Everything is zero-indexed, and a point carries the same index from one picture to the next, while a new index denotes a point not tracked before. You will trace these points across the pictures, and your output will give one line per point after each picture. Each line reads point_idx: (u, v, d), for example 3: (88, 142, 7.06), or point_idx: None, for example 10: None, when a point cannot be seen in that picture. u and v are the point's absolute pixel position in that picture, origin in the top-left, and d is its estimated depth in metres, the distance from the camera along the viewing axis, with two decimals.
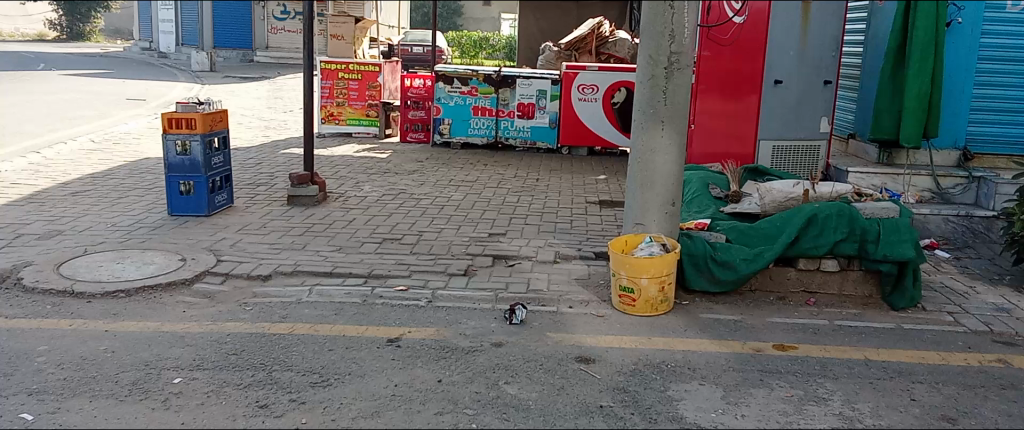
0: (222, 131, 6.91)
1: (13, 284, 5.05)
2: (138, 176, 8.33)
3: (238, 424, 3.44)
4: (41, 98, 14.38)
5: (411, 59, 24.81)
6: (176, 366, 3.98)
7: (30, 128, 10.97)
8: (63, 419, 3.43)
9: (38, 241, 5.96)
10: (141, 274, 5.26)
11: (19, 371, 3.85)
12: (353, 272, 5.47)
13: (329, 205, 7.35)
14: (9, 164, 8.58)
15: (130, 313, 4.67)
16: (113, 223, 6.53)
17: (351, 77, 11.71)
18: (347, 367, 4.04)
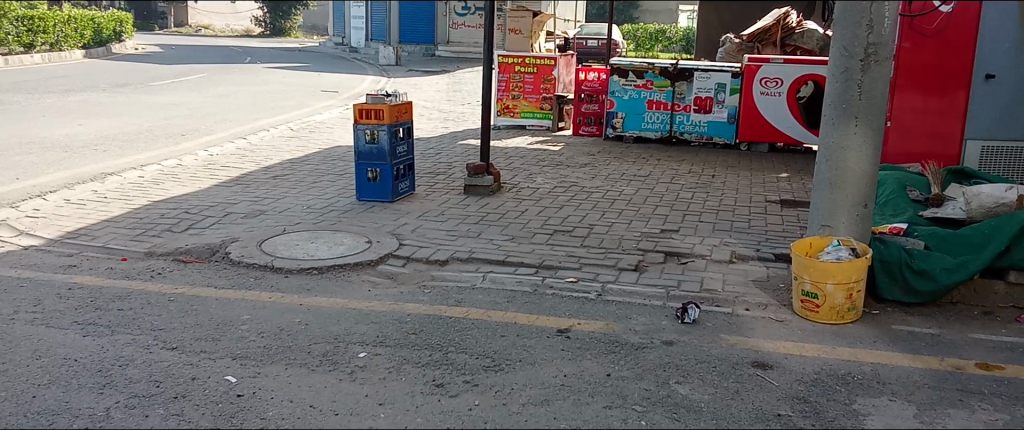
0: (406, 122, 7.26)
1: (222, 257, 5.57)
2: (330, 162, 8.93)
3: (417, 401, 3.60)
4: (247, 89, 15.74)
5: (586, 53, 24.95)
6: (361, 341, 4.23)
7: (238, 117, 12.05)
8: (261, 384, 3.73)
9: (245, 219, 6.54)
10: (331, 254, 5.64)
11: (227, 336, 4.25)
12: (525, 261, 5.57)
13: (503, 196, 7.52)
14: (220, 149, 9.48)
15: (322, 290, 5.02)
16: (308, 206, 7.03)
17: (527, 70, 11.88)
18: (518, 353, 4.12)
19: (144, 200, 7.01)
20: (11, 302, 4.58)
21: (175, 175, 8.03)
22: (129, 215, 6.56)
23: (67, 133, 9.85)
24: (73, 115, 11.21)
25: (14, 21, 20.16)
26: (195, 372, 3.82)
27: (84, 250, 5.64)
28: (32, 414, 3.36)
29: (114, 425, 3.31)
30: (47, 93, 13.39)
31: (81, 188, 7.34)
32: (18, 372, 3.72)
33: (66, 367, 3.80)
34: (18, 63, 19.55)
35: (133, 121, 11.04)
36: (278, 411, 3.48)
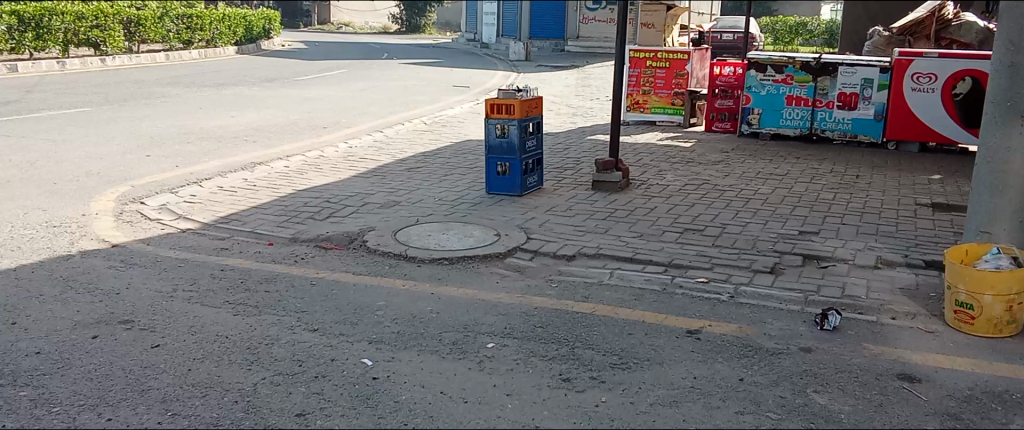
0: (537, 117, 7.29)
1: (359, 245, 5.81)
2: (462, 156, 9.12)
3: (543, 394, 3.62)
4: (384, 84, 16.32)
5: (722, 47, 24.29)
6: (490, 332, 4.30)
7: (375, 111, 12.52)
8: (395, 368, 3.86)
9: (380, 209, 6.78)
10: (462, 245, 5.76)
11: (363, 321, 4.42)
12: (654, 259, 5.48)
13: (632, 192, 7.43)
14: (359, 141, 9.88)
15: (452, 279, 5.14)
16: (440, 198, 7.21)
17: (659, 65, 11.69)
18: (647, 352, 4.06)
19: (289, 189, 7.40)
20: (170, 280, 4.95)
21: (317, 166, 8.43)
22: (275, 202, 6.95)
23: (221, 124, 10.55)
24: (227, 107, 11.98)
25: (176, 20, 21.77)
26: (333, 353, 4.00)
27: (235, 235, 6.02)
28: (188, 385, 3.60)
29: (261, 400, 3.50)
30: (205, 86, 14.40)
31: (233, 176, 7.84)
32: (176, 346, 4.00)
33: (219, 343, 4.06)
34: (179, 58, 21.14)
35: (280, 114, 11.68)
36: (410, 395, 3.59)
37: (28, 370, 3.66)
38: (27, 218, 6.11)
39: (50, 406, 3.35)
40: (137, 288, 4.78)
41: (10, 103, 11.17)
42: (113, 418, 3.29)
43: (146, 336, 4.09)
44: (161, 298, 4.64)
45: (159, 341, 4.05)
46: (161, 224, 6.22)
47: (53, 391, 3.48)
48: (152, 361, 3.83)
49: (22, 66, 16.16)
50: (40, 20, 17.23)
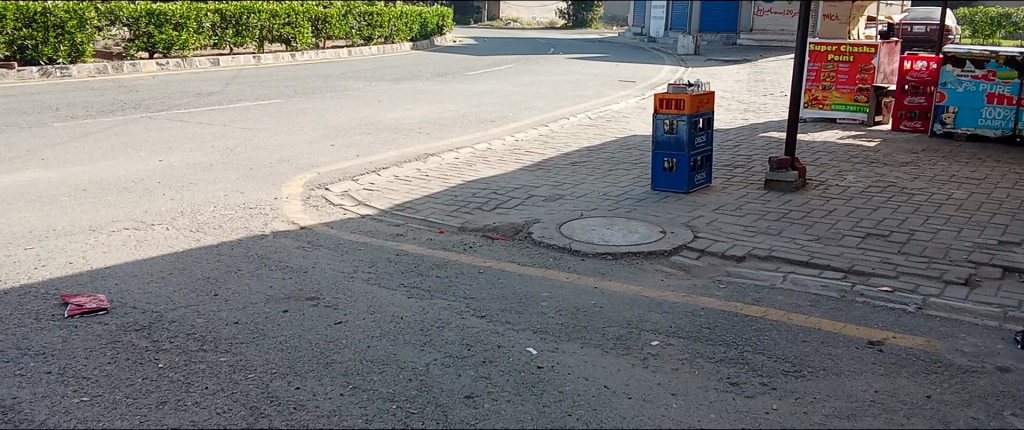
0: (707, 113, 7.11)
1: (525, 236, 5.92)
2: (627, 151, 9.07)
3: (710, 397, 3.54)
4: (551, 79, 16.50)
5: (911, 40, 22.61)
6: (655, 329, 4.26)
7: (542, 105, 12.69)
8: (560, 359, 3.91)
9: (545, 202, 6.87)
10: (627, 241, 5.73)
11: (528, 311, 4.51)
12: (832, 264, 5.21)
13: (808, 193, 7.08)
14: (525, 135, 10.07)
15: (616, 275, 5.13)
16: (605, 193, 7.21)
17: (842, 59, 11.04)
18: (822, 362, 3.87)
19: (459, 180, 7.67)
20: (351, 262, 5.27)
21: (485, 158, 8.67)
22: (446, 192, 7.23)
23: (398, 116, 11.09)
24: (402, 100, 12.57)
25: (358, 17, 23.09)
26: (500, 340, 4.11)
27: (409, 222, 6.32)
28: (366, 361, 3.83)
29: (433, 380, 3.66)
30: (382, 80, 15.21)
31: (407, 166, 8.22)
32: (356, 324, 4.27)
33: (394, 324, 4.28)
34: (359, 53, 22.42)
35: (451, 107, 12.10)
36: (575, 387, 3.62)
37: (228, 337, 4.00)
38: (228, 199, 6.70)
39: (247, 372, 3.65)
40: (322, 267, 5.14)
41: (215, 94, 12.30)
42: (301, 387, 3.54)
43: (329, 313, 4.39)
44: (342, 279, 4.96)
45: (341, 318, 4.34)
46: (343, 210, 6.62)
47: (249, 359, 3.79)
48: (335, 336, 4.10)
49: (224, 61, 17.75)
50: (239, 18, 18.83)
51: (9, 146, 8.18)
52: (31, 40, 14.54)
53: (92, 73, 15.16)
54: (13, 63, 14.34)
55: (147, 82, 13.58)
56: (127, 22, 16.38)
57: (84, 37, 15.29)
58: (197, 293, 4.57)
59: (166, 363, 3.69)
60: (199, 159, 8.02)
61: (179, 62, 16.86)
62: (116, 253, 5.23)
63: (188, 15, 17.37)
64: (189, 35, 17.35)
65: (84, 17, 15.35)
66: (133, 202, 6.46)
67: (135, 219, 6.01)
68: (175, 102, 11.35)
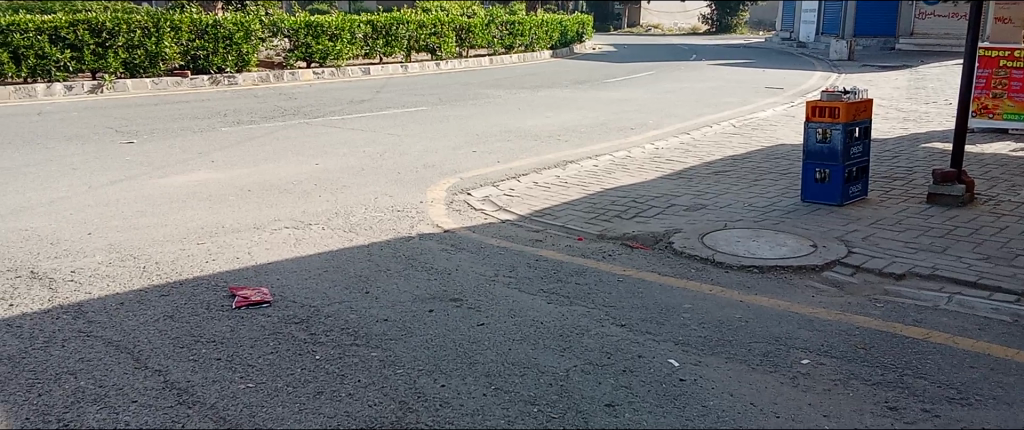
0: (864, 121, 6.75)
1: (666, 246, 5.84)
2: (774, 161, 8.75)
3: (866, 420, 3.36)
4: (692, 86, 16.17)
5: None
6: (805, 347, 4.09)
7: (683, 113, 12.46)
8: (703, 372, 3.83)
9: (688, 212, 6.75)
10: (774, 254, 5.53)
11: (670, 322, 4.44)
12: (1005, 286, 4.81)
13: (977, 209, 6.57)
14: (666, 142, 9.92)
15: (762, 289, 4.96)
16: (750, 204, 6.99)
17: (1015, 65, 10.08)
18: (993, 390, 3.58)
19: (598, 187, 7.66)
20: (493, 266, 5.39)
21: (625, 166, 8.61)
22: (586, 199, 7.24)
23: (538, 124, 11.21)
24: (543, 107, 12.71)
25: (501, 27, 23.56)
26: (641, 350, 4.07)
27: (548, 228, 6.38)
28: (508, 363, 3.90)
29: (574, 386, 3.68)
30: (523, 88, 15.43)
31: (547, 173, 8.30)
32: (498, 326, 4.36)
33: (535, 328, 4.34)
34: (501, 62, 22.88)
35: (591, 115, 12.11)
36: (719, 402, 3.54)
37: (378, 334, 4.19)
38: (377, 202, 7.02)
39: (396, 368, 3.80)
40: (465, 270, 5.28)
41: (366, 102, 12.90)
42: (446, 385, 3.65)
43: (472, 314, 4.50)
44: (485, 281, 5.08)
45: (483, 320, 4.44)
46: (485, 214, 6.78)
47: (398, 355, 3.95)
48: (478, 337, 4.20)
49: (374, 69, 18.60)
50: (389, 28, 19.66)
51: (184, 149, 8.91)
52: (204, 51, 15.81)
53: (256, 81, 16.29)
54: (187, 72, 15.62)
55: (305, 90, 14.45)
56: (287, 34, 17.46)
57: (249, 48, 16.45)
58: (349, 290, 4.82)
59: (322, 355, 3.89)
60: (351, 164, 8.44)
61: (333, 71, 17.83)
62: (277, 250, 5.59)
63: (343, 27, 18.32)
64: (343, 46, 18.30)
65: (250, 29, 16.51)
66: (292, 203, 6.88)
67: (294, 219, 6.39)
68: (330, 109, 12.00)
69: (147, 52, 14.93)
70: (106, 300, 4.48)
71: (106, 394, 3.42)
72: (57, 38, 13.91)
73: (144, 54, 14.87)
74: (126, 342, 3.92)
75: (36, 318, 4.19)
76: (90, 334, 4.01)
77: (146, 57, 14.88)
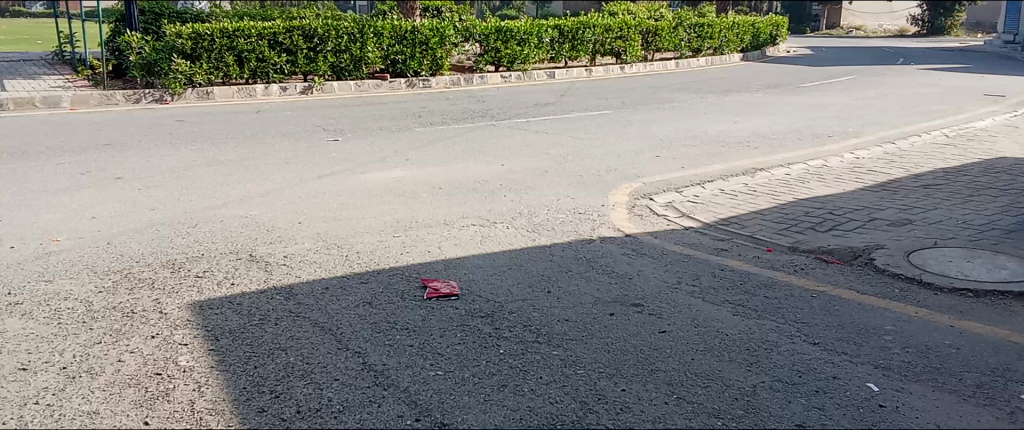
0: None
1: (866, 262, 5.47)
2: (993, 175, 7.95)
3: None
4: (897, 91, 15.03)
5: None
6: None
7: (887, 120, 11.60)
8: (905, 399, 3.55)
9: (891, 227, 6.28)
10: (992, 277, 5.02)
11: (869, 343, 4.15)
12: None
13: None
14: (867, 152, 9.29)
15: (977, 314, 4.52)
16: (964, 221, 6.38)
17: None
18: None
19: (791, 197, 7.31)
20: (676, 273, 5.29)
21: (821, 175, 8.15)
22: (776, 209, 6.93)
23: (725, 129, 10.88)
24: (731, 113, 12.31)
25: (689, 29, 23.07)
26: (836, 371, 3.83)
27: (734, 237, 6.18)
28: (691, 373, 3.81)
29: (761, 403, 3.53)
30: (711, 92, 15.03)
31: (734, 180, 8.04)
32: (681, 335, 4.27)
33: (720, 339, 4.21)
34: (687, 66, 22.44)
35: (782, 121, 11.58)
36: None
37: (560, 333, 4.24)
38: (561, 203, 7.10)
39: (577, 368, 3.83)
40: (647, 276, 5.21)
41: (551, 105, 13.10)
42: (627, 389, 3.63)
43: (653, 321, 4.45)
44: (666, 288, 4.99)
45: (665, 327, 4.37)
46: (667, 220, 6.67)
47: (579, 356, 3.97)
48: (659, 345, 4.14)
49: (559, 73, 18.87)
50: (576, 33, 19.84)
51: (382, 147, 9.48)
52: (403, 55, 16.76)
53: (448, 84, 17.05)
54: (387, 75, 16.65)
55: (493, 93, 14.92)
56: (479, 39, 18.09)
57: (443, 52, 17.24)
58: (533, 289, 4.91)
59: (506, 350, 4.00)
60: (535, 165, 8.60)
61: (520, 75, 18.29)
62: (465, 246, 5.81)
63: (532, 31, 18.72)
64: (531, 50, 18.72)
65: (445, 34, 17.27)
66: (480, 201, 7.12)
67: (481, 217, 6.62)
68: (516, 112, 12.30)
69: (353, 56, 16.05)
70: (313, 284, 4.87)
71: (313, 371, 3.70)
72: (275, 43, 15.20)
73: (350, 58, 16.01)
74: (330, 324, 4.24)
75: (255, 296, 4.62)
76: (299, 315, 4.36)
77: (351, 61, 16.00)
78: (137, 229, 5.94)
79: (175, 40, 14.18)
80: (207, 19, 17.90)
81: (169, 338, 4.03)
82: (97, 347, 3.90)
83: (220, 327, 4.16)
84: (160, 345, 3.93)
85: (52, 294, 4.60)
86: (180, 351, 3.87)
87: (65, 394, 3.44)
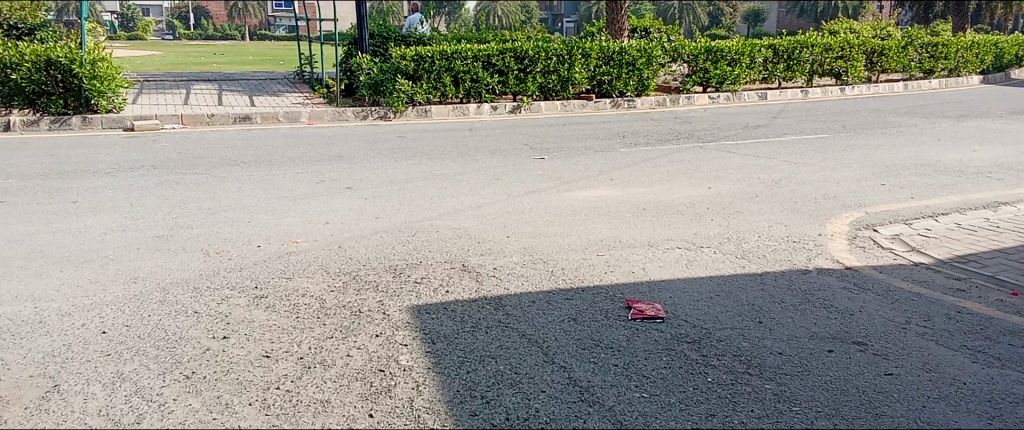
0: None
1: None
2: None
3: None
4: None
5: None
6: None
7: None
8: None
9: None
10: None
11: None
12: None
13: None
14: None
15: None
16: None
17: None
18: None
19: None
20: (904, 312, 4.87)
21: None
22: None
23: (962, 158, 9.89)
24: (969, 140, 11.20)
25: (920, 49, 21.27)
26: None
27: (973, 277, 5.60)
28: (922, 422, 3.49)
29: None
30: (944, 116, 13.78)
31: (973, 214, 7.28)
32: (910, 379, 3.93)
33: (956, 388, 3.82)
34: (916, 88, 20.70)
35: None
36: None
37: (772, 366, 4.05)
38: (773, 230, 6.81)
39: (792, 404, 3.64)
40: (870, 313, 4.85)
41: (762, 127, 12.60)
42: None
43: (878, 361, 4.13)
44: (892, 328, 4.62)
45: (892, 369, 4.04)
46: (894, 254, 6.17)
47: (793, 391, 3.77)
48: (884, 387, 3.83)
49: (771, 94, 18.15)
50: (792, 52, 18.92)
51: (587, 166, 9.59)
52: (609, 76, 16.91)
53: (654, 105, 17.02)
54: (593, 96, 16.90)
55: (700, 114, 14.64)
56: (687, 59, 17.83)
57: (650, 73, 17.19)
58: (742, 318, 4.73)
59: (714, 378, 3.88)
60: (745, 189, 8.30)
61: (728, 96, 17.84)
62: (670, 268, 5.72)
63: (743, 51, 18.16)
64: (741, 71, 18.18)
65: (652, 55, 17.18)
66: (686, 224, 6.99)
67: (687, 240, 6.49)
68: (725, 134, 11.96)
69: (561, 77, 16.44)
70: (521, 297, 5.00)
71: (520, 381, 3.80)
72: (488, 64, 15.85)
73: (558, 79, 16.41)
74: (538, 337, 4.34)
75: (467, 305, 4.84)
76: (508, 325, 4.51)
77: (559, 81, 16.40)
78: (363, 235, 6.43)
79: (400, 62, 15.20)
80: (428, 41, 19.09)
81: (391, 338, 4.32)
82: (329, 341, 4.26)
83: (436, 331, 4.40)
84: (383, 345, 4.22)
85: (292, 290, 5.09)
86: (400, 351, 4.13)
87: (301, 382, 3.78)
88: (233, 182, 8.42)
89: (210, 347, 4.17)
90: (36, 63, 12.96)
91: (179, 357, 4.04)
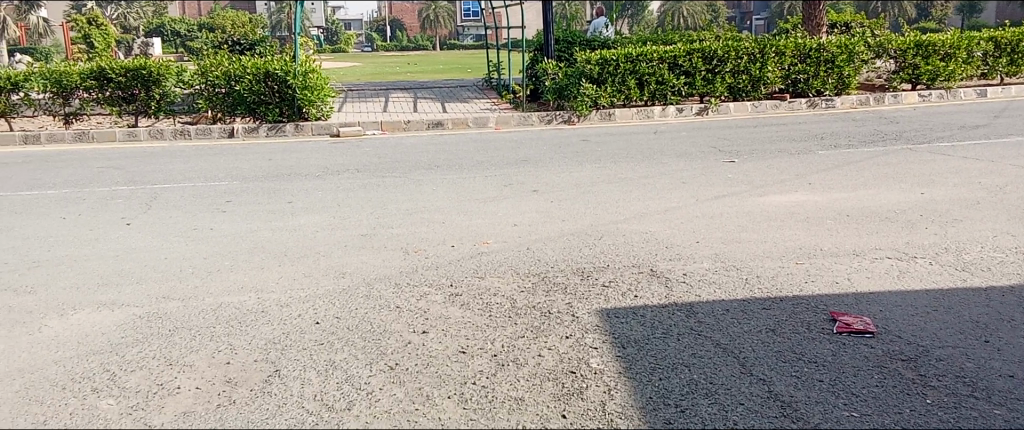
0: None
1: None
2: None
3: None
4: None
5: None
6: None
7: None
8: None
9: None
10: None
11: None
12: None
13: None
14: None
15: None
16: None
17: None
18: None
19: None
20: None
21: None
22: None
23: None
24: None
25: None
26: None
27: None
28: None
29: None
30: None
31: None
32: None
33: None
34: None
35: None
36: None
37: (1004, 390, 3.63)
38: (998, 241, 6.12)
39: None
40: None
41: (981, 127, 11.43)
42: None
43: None
44: None
45: None
46: None
47: None
48: None
49: (993, 91, 16.40)
50: (1017, 44, 16.99)
51: (781, 170, 9.13)
52: (805, 74, 16.04)
53: (855, 104, 15.97)
54: (786, 95, 16.13)
55: (908, 114, 13.51)
56: (894, 54, 16.52)
57: (851, 70, 16.10)
58: (965, 336, 4.29)
59: (933, 400, 3.54)
60: (963, 195, 7.54)
61: (941, 94, 16.34)
62: (880, 280, 5.30)
63: (959, 45, 16.55)
64: (957, 66, 16.57)
65: (854, 51, 16.08)
66: (896, 232, 6.46)
67: (897, 250, 5.99)
68: (938, 135, 10.95)
69: (752, 77, 15.83)
70: (714, 305, 4.84)
71: (716, 391, 3.67)
72: (675, 65, 15.56)
73: (748, 79, 15.81)
74: (733, 347, 4.17)
75: (657, 310, 4.75)
76: (701, 333, 4.37)
77: (749, 81, 15.81)
78: (551, 237, 6.50)
79: (585, 66, 15.21)
80: (613, 45, 19.06)
81: (581, 340, 4.32)
82: (521, 340, 4.34)
83: (626, 336, 4.35)
84: (574, 346, 4.23)
85: (483, 289, 5.24)
86: (591, 354, 4.12)
87: (496, 379, 3.87)
88: (428, 185, 8.83)
89: (411, 341, 4.38)
90: (257, 75, 14.24)
91: (383, 349, 4.27)
